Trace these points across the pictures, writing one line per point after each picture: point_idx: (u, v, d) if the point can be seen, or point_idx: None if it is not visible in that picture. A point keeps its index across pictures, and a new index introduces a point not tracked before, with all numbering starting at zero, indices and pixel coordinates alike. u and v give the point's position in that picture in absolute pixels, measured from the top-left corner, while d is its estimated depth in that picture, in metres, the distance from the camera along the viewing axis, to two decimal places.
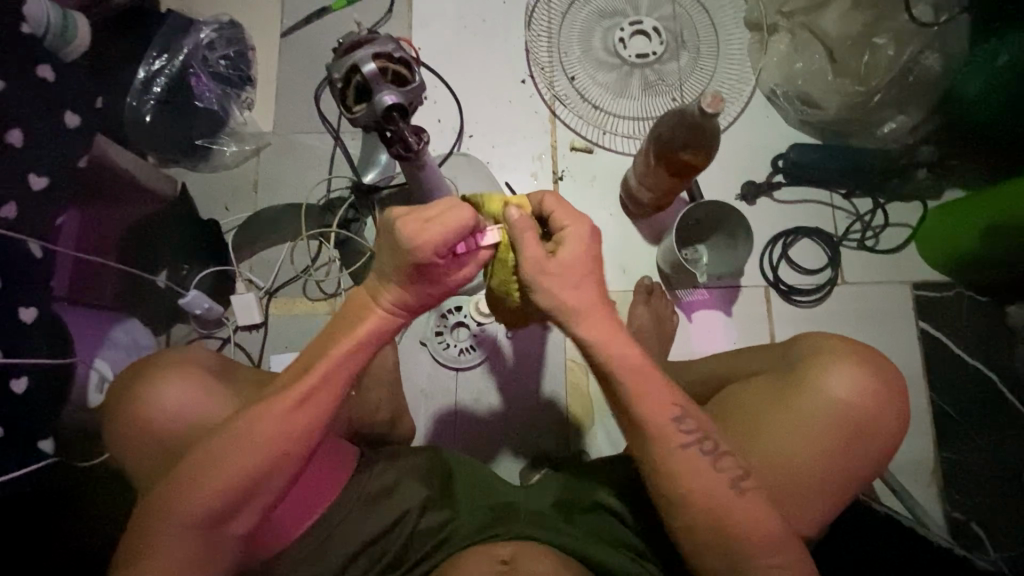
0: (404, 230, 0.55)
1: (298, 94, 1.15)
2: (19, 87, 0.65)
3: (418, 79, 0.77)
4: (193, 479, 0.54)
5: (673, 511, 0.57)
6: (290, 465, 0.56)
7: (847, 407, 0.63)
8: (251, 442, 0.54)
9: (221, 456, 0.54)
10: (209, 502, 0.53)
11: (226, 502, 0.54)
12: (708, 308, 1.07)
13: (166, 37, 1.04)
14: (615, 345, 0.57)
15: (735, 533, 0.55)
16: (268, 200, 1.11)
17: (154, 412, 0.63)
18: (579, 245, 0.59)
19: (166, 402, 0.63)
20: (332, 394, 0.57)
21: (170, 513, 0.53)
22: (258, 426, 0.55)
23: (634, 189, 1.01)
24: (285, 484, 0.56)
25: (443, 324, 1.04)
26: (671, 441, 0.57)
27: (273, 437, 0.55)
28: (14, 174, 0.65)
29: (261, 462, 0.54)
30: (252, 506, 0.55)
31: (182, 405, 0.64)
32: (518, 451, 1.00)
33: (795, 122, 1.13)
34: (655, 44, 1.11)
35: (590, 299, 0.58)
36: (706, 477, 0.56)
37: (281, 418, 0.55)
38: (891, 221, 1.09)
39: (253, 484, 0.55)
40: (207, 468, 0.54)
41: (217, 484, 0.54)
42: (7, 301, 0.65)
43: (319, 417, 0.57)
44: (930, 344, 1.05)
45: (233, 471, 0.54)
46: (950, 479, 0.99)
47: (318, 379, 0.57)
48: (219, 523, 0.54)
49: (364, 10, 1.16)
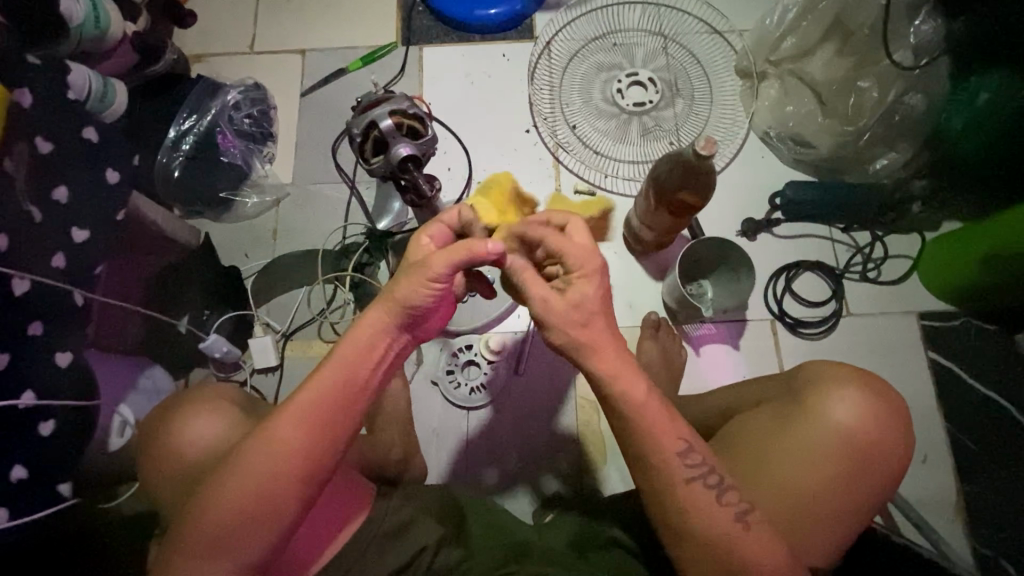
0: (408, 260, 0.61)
1: (316, 148, 1.22)
2: (66, 148, 0.72)
3: (432, 131, 0.83)
4: (208, 503, 0.53)
5: (677, 544, 0.58)
6: (301, 489, 0.54)
7: (853, 437, 0.64)
8: (254, 462, 0.53)
9: (233, 477, 0.53)
10: (223, 526, 0.53)
11: (241, 527, 0.53)
12: (717, 342, 1.08)
13: (195, 100, 1.14)
14: (621, 378, 0.56)
15: (742, 565, 0.55)
16: (286, 247, 1.17)
17: (184, 442, 0.65)
18: (590, 287, 0.58)
19: (192, 435, 0.66)
20: (344, 413, 0.56)
21: (189, 537, 0.53)
22: (267, 448, 0.54)
23: (637, 228, 1.05)
24: (297, 510, 0.54)
25: (455, 363, 1.06)
26: (663, 482, 0.56)
27: (282, 459, 0.53)
28: (60, 228, 0.71)
29: (267, 486, 0.53)
30: (263, 532, 0.53)
31: (204, 437, 0.65)
32: (531, 492, 0.99)
33: (790, 160, 1.17)
34: (651, 93, 1.19)
35: (597, 334, 0.57)
36: (707, 518, 0.56)
37: (278, 437, 0.54)
38: (891, 253, 1.11)
39: (264, 508, 0.53)
40: (219, 492, 0.53)
41: (229, 509, 0.53)
42: (44, 346, 0.69)
43: (332, 437, 0.55)
44: (941, 374, 1.05)
45: (237, 493, 0.53)
46: (974, 513, 0.97)
47: (312, 396, 0.55)
48: (232, 549, 0.53)
49: (380, 71, 1.25)
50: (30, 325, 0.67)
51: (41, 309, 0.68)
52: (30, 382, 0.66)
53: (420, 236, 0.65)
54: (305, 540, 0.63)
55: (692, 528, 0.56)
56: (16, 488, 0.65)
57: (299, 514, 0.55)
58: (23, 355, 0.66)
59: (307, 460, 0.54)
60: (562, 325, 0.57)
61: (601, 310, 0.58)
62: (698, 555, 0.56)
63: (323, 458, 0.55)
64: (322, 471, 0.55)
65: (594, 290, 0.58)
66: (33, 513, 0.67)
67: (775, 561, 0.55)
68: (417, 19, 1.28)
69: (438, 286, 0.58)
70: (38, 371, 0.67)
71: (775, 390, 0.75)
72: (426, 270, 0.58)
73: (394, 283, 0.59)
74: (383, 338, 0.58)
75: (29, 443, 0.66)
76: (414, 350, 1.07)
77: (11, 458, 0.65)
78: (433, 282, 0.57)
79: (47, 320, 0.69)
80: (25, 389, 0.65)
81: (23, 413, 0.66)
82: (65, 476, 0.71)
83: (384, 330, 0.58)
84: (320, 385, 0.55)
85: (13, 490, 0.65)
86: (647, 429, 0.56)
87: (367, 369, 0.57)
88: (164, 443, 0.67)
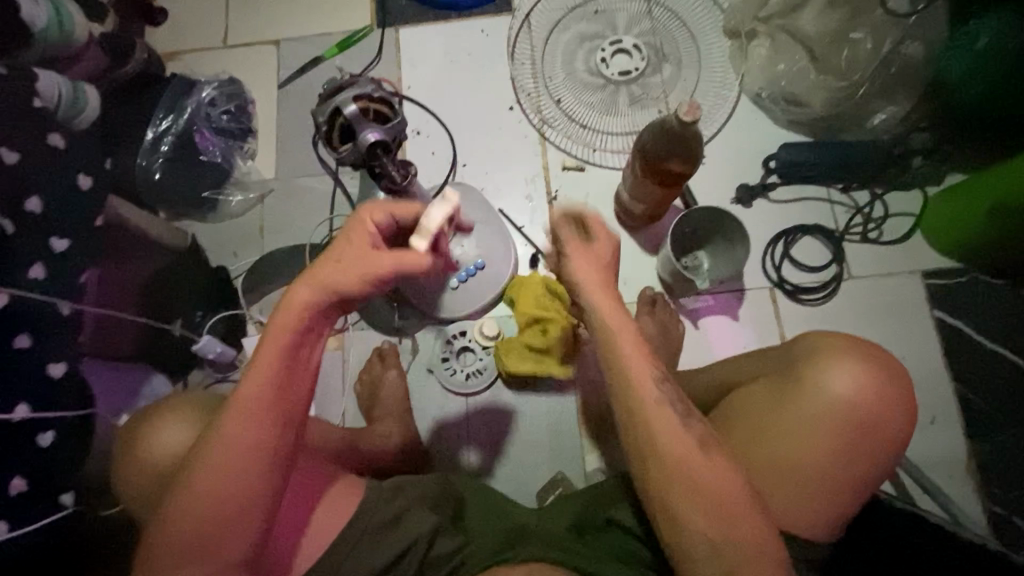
0: (350, 245, 0.59)
1: (296, 141, 1.19)
2: (35, 155, 0.70)
3: (400, 114, 0.79)
4: (176, 509, 0.53)
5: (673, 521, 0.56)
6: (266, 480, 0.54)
7: (854, 407, 0.62)
8: (221, 451, 0.53)
9: (194, 476, 0.53)
10: (194, 528, 0.52)
11: (215, 518, 0.52)
12: (716, 313, 1.06)
13: (171, 98, 1.10)
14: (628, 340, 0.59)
15: (729, 524, 0.55)
16: (275, 243, 1.15)
17: (160, 448, 0.67)
18: (603, 247, 0.64)
19: (163, 440, 0.67)
20: (292, 399, 0.56)
21: (163, 546, 0.53)
22: (223, 443, 0.53)
23: (626, 202, 1.03)
24: (267, 501, 0.54)
25: (449, 350, 1.05)
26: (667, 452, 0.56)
27: (240, 452, 0.53)
28: (36, 239, 0.70)
29: (236, 471, 0.53)
30: (236, 529, 0.53)
31: (176, 440, 0.66)
32: (534, 474, 0.99)
33: (784, 121, 1.13)
34: (637, 60, 1.15)
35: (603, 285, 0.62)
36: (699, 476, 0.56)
37: (239, 421, 0.54)
38: (892, 211, 1.08)
39: (231, 504, 0.53)
40: (182, 493, 0.53)
41: (196, 511, 0.52)
42: (34, 360, 0.68)
43: (287, 420, 0.56)
44: (947, 333, 1.02)
45: (209, 485, 0.52)
46: (986, 472, 0.95)
47: (268, 378, 0.55)
48: (208, 552, 0.53)
49: (356, 57, 1.22)
50: (15, 338, 0.66)
51: (26, 321, 0.67)
52: (24, 394, 0.66)
53: (365, 219, 0.62)
54: (287, 531, 0.63)
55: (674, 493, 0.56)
56: (17, 499, 0.66)
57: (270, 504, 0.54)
58: (10, 369, 0.65)
59: (265, 448, 0.54)
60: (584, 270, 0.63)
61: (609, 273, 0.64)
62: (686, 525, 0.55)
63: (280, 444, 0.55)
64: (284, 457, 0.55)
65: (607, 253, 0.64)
66: (32, 525, 0.68)
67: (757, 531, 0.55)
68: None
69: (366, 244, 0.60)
70: (24, 382, 0.67)
71: (773, 361, 0.72)
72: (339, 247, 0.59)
73: (319, 266, 0.58)
74: (315, 320, 0.57)
75: (29, 454, 0.67)
76: (408, 338, 1.06)
77: (12, 470, 0.65)
78: (361, 284, 0.58)
79: (35, 331, 0.68)
80: (17, 403, 0.65)
81: (19, 426, 0.66)
82: (69, 485, 0.72)
83: (312, 313, 0.57)
84: (264, 374, 0.55)
85: (14, 502, 0.65)
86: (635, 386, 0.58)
87: (309, 353, 0.58)
88: (135, 452, 0.68)
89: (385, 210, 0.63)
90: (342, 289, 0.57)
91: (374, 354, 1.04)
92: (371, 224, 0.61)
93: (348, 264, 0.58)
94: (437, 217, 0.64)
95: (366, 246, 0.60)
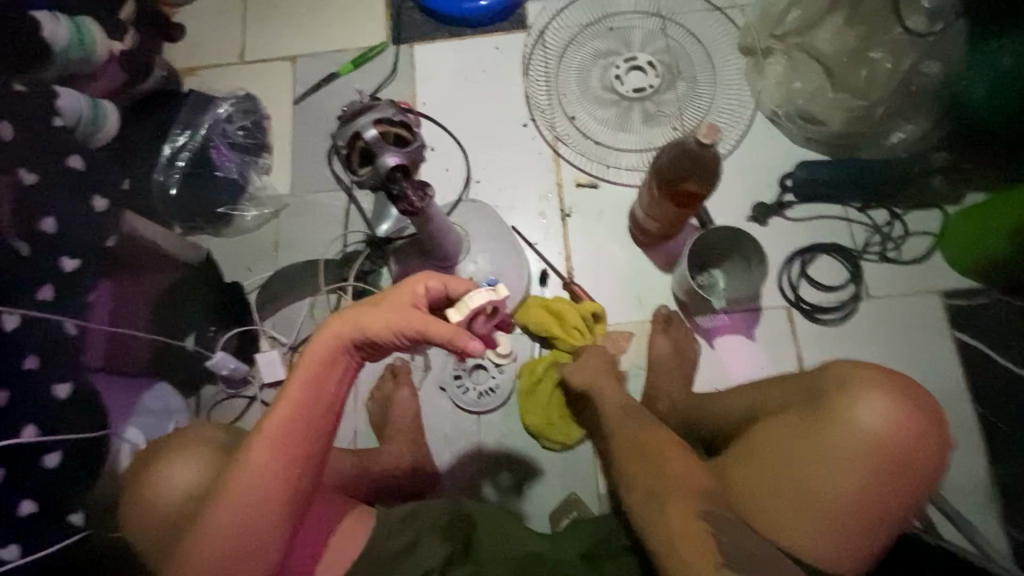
0: (392, 303, 0.59)
1: (311, 156, 1.20)
2: (50, 177, 0.71)
3: (419, 139, 0.81)
4: (191, 543, 0.53)
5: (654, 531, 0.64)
6: (283, 514, 0.54)
7: (885, 442, 0.62)
8: (242, 486, 0.53)
9: (215, 511, 0.53)
10: (210, 562, 0.52)
11: (234, 551, 0.53)
12: (732, 333, 1.05)
13: (190, 115, 1.13)
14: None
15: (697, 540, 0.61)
16: (289, 258, 1.15)
17: (171, 480, 0.65)
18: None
19: (177, 475, 0.66)
20: (312, 434, 0.56)
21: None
22: (243, 477, 0.53)
23: (640, 221, 1.02)
24: (284, 534, 0.55)
25: (462, 367, 1.04)
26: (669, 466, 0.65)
27: (259, 487, 0.53)
28: (49, 260, 0.70)
29: (258, 506, 0.53)
30: (252, 562, 0.54)
31: (190, 475, 0.65)
32: (546, 495, 0.98)
33: (800, 139, 1.12)
34: (651, 77, 1.15)
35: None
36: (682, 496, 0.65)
37: (262, 458, 0.53)
38: (912, 230, 1.06)
39: (252, 537, 0.53)
40: (203, 527, 0.53)
41: (212, 546, 0.52)
42: (43, 380, 0.68)
43: (308, 454, 0.56)
44: (968, 355, 1.00)
45: (230, 520, 0.52)
46: (1010, 499, 0.93)
47: (292, 413, 0.55)
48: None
49: (371, 73, 1.23)
50: (24, 360, 0.66)
51: (35, 343, 0.67)
52: (32, 416, 0.66)
53: (417, 280, 0.62)
54: (301, 561, 0.62)
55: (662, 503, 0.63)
56: (26, 521, 0.65)
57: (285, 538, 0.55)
58: (16, 390, 0.65)
59: (287, 483, 0.54)
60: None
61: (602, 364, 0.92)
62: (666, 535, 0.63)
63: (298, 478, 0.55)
64: (301, 491, 0.56)
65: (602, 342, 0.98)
66: (41, 550, 0.67)
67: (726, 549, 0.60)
68: (407, 15, 1.24)
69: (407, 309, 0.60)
70: (37, 404, 0.67)
71: (796, 392, 0.72)
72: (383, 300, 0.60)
73: (352, 309, 0.58)
74: (341, 356, 0.58)
75: (35, 476, 0.67)
76: (420, 356, 1.05)
77: (19, 493, 0.65)
78: (394, 339, 0.58)
79: (43, 354, 0.68)
80: (25, 425, 0.65)
81: (25, 450, 0.66)
82: (76, 507, 0.72)
83: (341, 351, 0.57)
84: (289, 410, 0.55)
85: (23, 526, 0.65)
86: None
87: (335, 391, 0.58)
88: (149, 485, 0.66)
89: (440, 279, 0.63)
90: (372, 335, 0.57)
91: (386, 370, 1.03)
92: (422, 287, 0.62)
93: (384, 311, 0.58)
94: (480, 301, 0.63)
95: (408, 304, 0.60)
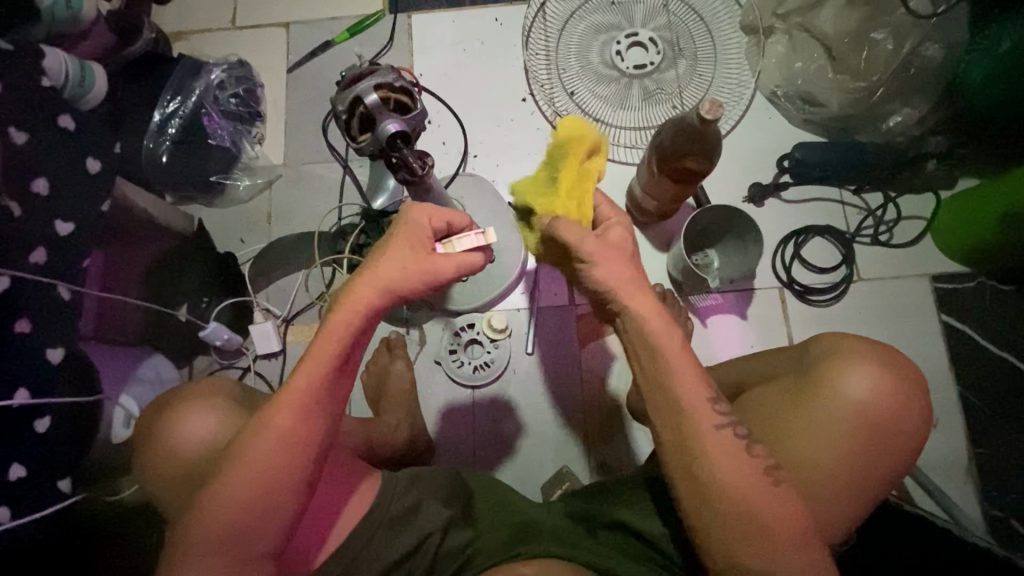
0: (413, 242, 0.61)
1: (306, 126, 1.18)
2: (41, 138, 0.69)
3: (420, 105, 0.79)
4: (209, 502, 0.54)
5: (692, 515, 0.57)
6: (296, 473, 0.55)
7: (867, 407, 0.63)
8: (265, 443, 0.54)
9: (237, 468, 0.54)
10: (230, 522, 0.53)
11: (252, 509, 0.54)
12: (724, 313, 1.06)
13: (179, 80, 1.09)
14: (656, 323, 0.59)
15: (756, 525, 0.54)
16: (282, 230, 1.14)
17: (179, 444, 0.66)
18: (620, 234, 0.64)
19: (187, 432, 0.66)
20: (321, 392, 0.57)
21: (197, 536, 0.53)
22: (261, 435, 0.55)
23: (639, 198, 1.02)
24: (301, 492, 0.56)
25: (457, 342, 1.04)
26: (704, 422, 0.57)
27: (279, 448, 0.54)
28: (43, 222, 0.69)
29: (278, 464, 0.54)
30: (270, 520, 0.54)
31: (201, 432, 0.66)
32: (538, 468, 0.99)
33: (798, 120, 1.12)
34: (652, 54, 1.13)
35: (625, 274, 0.61)
36: (731, 466, 0.56)
37: (287, 417, 0.55)
38: (904, 214, 1.08)
39: (269, 497, 0.54)
40: (223, 483, 0.54)
41: (230, 504, 0.53)
42: (34, 345, 0.67)
43: (326, 416, 0.57)
44: (953, 337, 1.02)
45: (251, 477, 0.54)
46: (986, 476, 0.96)
47: (316, 375, 0.56)
48: (243, 545, 0.54)
49: (368, 43, 1.20)
50: (16, 323, 0.65)
51: (27, 307, 0.66)
52: (23, 379, 0.66)
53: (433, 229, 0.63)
54: (311, 525, 0.64)
55: (709, 499, 0.56)
56: (17, 485, 0.65)
57: (301, 497, 0.56)
58: (8, 352, 0.65)
59: (307, 443, 0.56)
60: (607, 261, 0.61)
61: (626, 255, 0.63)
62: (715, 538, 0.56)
63: (314, 440, 0.56)
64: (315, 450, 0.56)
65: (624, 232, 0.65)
66: (34, 515, 0.67)
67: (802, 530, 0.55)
68: None
69: (404, 241, 0.61)
70: (25, 368, 0.66)
71: (785, 363, 0.74)
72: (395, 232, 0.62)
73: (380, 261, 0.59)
74: (370, 314, 0.59)
75: (26, 440, 0.66)
76: (416, 329, 1.06)
77: (11, 456, 0.65)
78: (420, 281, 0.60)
79: (35, 317, 0.68)
80: (17, 388, 0.65)
81: (14, 413, 0.65)
82: (65, 472, 0.71)
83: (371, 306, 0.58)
84: (313, 369, 0.56)
85: (16, 488, 0.65)
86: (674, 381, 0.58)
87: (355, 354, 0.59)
88: (159, 441, 0.68)
89: (442, 216, 0.65)
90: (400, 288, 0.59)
91: (381, 344, 1.03)
92: (422, 222, 0.63)
93: (411, 262, 0.60)
94: (469, 241, 0.65)
95: (427, 249, 0.62)
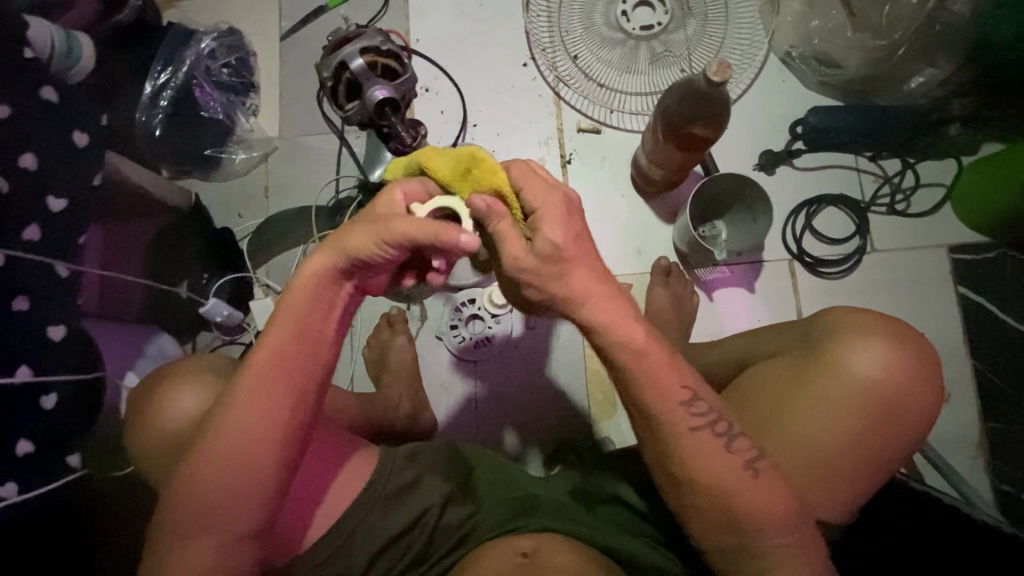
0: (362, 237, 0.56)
1: (300, 97, 1.15)
2: (25, 110, 0.67)
3: (409, 70, 0.77)
4: (187, 484, 0.54)
5: (682, 491, 0.56)
6: (278, 450, 0.55)
7: (874, 386, 0.61)
8: (240, 425, 0.54)
9: (213, 450, 0.54)
10: (208, 502, 0.53)
11: (229, 489, 0.53)
12: (731, 286, 1.03)
13: (168, 50, 1.01)
14: (625, 325, 0.53)
15: (741, 508, 0.54)
16: (279, 204, 1.12)
17: (169, 420, 0.66)
18: (563, 226, 0.52)
19: (175, 408, 0.67)
20: (297, 376, 0.56)
21: (178, 515, 0.54)
22: (235, 414, 0.54)
23: (644, 167, 0.98)
24: (279, 470, 0.55)
25: (458, 317, 1.03)
26: (681, 422, 0.55)
27: (252, 431, 0.54)
28: (33, 199, 0.67)
29: (253, 445, 0.54)
30: (248, 501, 0.54)
31: (186, 409, 0.66)
32: (540, 443, 0.99)
33: (815, 84, 1.07)
34: (659, 14, 1.06)
35: (587, 281, 0.53)
36: (717, 460, 0.55)
37: (264, 400, 0.54)
38: (923, 181, 1.03)
39: (244, 477, 0.54)
40: (201, 464, 0.54)
41: (211, 481, 0.53)
42: (35, 321, 0.67)
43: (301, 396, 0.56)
44: (969, 309, 0.99)
45: (226, 457, 0.53)
46: (997, 449, 0.94)
47: (295, 355, 0.56)
48: (223, 525, 0.54)
49: (361, 7, 1.15)
50: (15, 300, 0.65)
51: (26, 284, 0.66)
52: (25, 357, 0.65)
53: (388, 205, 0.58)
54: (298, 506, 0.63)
55: (709, 483, 0.55)
56: (24, 461, 0.66)
57: (282, 470, 0.55)
58: (12, 331, 0.64)
59: (281, 424, 0.55)
60: (550, 280, 0.52)
61: (577, 249, 0.52)
62: (704, 520, 0.56)
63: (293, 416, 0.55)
64: (294, 433, 0.55)
65: (560, 226, 0.52)
66: (46, 484, 0.69)
67: (788, 516, 0.55)
68: None
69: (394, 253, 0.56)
70: (33, 347, 0.66)
71: (792, 338, 0.71)
72: (391, 232, 0.55)
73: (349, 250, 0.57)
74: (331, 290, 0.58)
75: (32, 415, 0.66)
76: (416, 305, 1.05)
77: (17, 433, 0.65)
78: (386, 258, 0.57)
79: (33, 295, 0.67)
80: (19, 365, 0.65)
81: (20, 391, 0.65)
82: (74, 448, 0.73)
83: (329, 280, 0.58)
84: (285, 352, 0.56)
85: (23, 465, 0.66)
86: (651, 378, 0.54)
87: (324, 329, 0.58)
88: (149, 417, 0.68)
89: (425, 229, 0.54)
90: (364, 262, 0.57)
91: (382, 319, 1.02)
92: (402, 231, 0.55)
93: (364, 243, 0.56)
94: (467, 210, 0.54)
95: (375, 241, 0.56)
